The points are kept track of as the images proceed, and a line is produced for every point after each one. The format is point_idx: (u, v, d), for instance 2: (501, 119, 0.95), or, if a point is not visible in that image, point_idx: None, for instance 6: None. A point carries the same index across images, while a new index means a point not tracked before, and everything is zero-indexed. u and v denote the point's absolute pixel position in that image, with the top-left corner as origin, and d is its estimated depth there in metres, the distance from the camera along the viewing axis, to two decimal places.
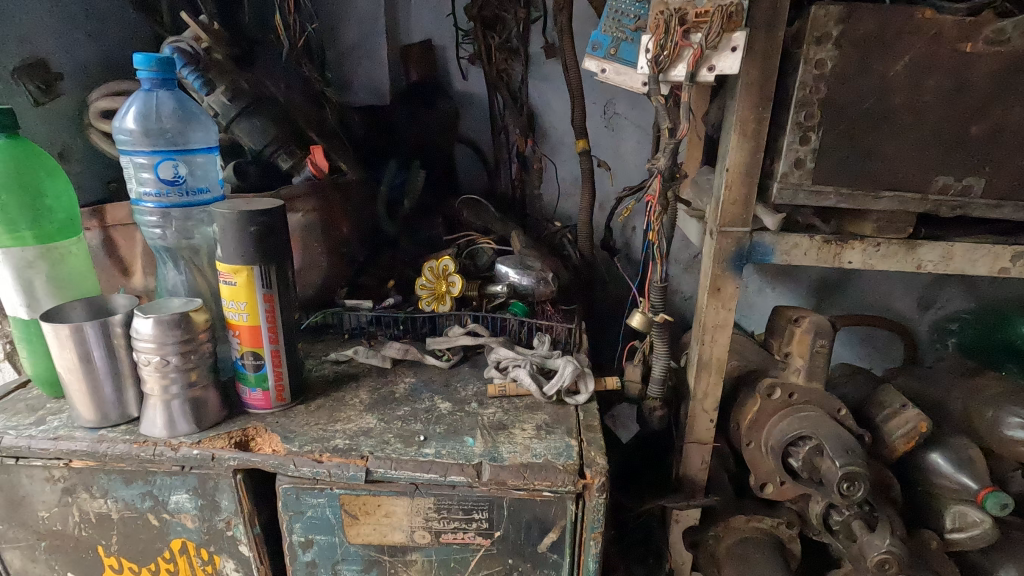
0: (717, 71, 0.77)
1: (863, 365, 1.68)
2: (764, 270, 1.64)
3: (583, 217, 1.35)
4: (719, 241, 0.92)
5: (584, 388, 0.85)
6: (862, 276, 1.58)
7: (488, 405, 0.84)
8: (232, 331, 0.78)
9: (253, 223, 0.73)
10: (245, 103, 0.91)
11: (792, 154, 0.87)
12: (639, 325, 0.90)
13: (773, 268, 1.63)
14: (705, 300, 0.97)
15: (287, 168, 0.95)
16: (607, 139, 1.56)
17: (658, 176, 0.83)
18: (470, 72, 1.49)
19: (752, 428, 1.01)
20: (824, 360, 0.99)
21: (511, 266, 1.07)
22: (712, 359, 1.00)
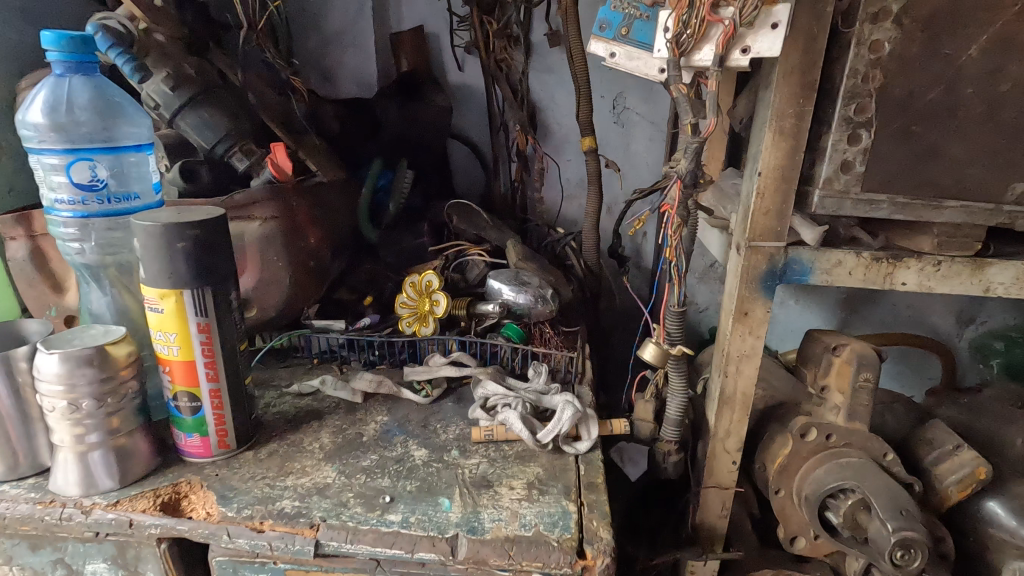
0: (753, 54, 0.63)
1: (903, 390, 1.53)
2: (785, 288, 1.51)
3: (588, 223, 1.21)
4: (748, 257, 0.78)
5: (586, 434, 0.72)
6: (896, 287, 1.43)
7: (471, 454, 0.70)
8: (162, 366, 0.65)
9: (182, 238, 0.60)
10: (191, 93, 0.77)
11: (838, 156, 0.73)
12: (654, 358, 0.77)
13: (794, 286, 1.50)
14: (729, 327, 0.83)
15: (243, 170, 0.82)
16: (615, 137, 1.42)
17: (676, 182, 0.70)
18: (466, 62, 1.36)
19: (783, 475, 0.87)
20: (867, 397, 0.85)
21: (504, 281, 0.93)
22: (737, 393, 0.86)
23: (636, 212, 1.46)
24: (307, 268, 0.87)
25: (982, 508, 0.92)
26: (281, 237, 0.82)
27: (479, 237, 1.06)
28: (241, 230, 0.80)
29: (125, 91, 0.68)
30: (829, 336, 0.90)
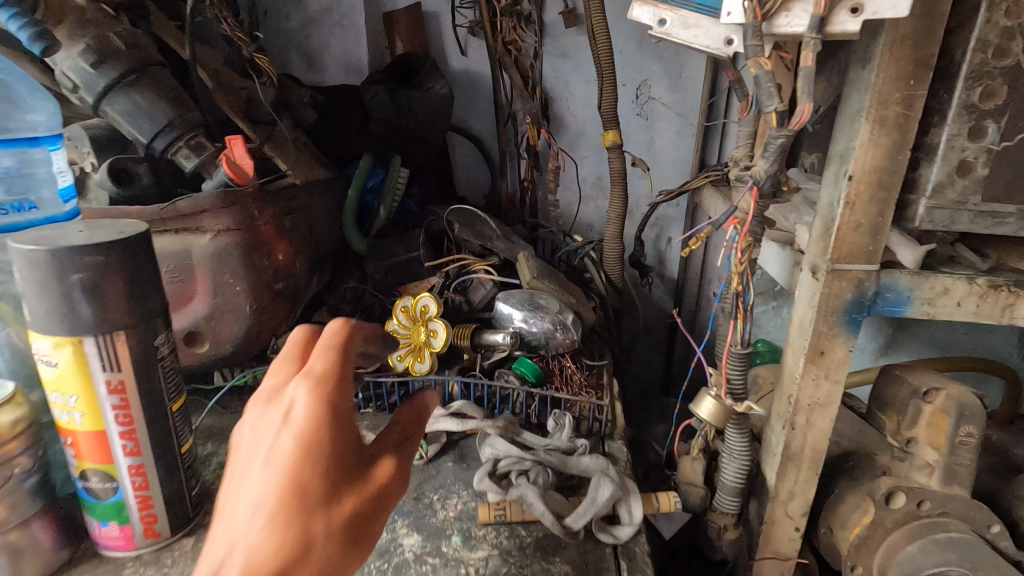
0: (866, 14, 0.45)
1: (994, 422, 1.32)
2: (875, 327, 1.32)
3: (610, 230, 1.04)
4: (829, 284, 0.61)
5: (627, 516, 0.55)
6: None
7: (478, 544, 0.54)
8: (64, 437, 0.49)
9: (77, 267, 0.43)
10: (119, 72, 0.60)
11: (955, 156, 0.56)
12: (713, 416, 0.59)
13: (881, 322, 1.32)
14: (799, 368, 0.66)
15: (191, 170, 0.65)
16: (638, 131, 1.25)
17: (750, 189, 0.52)
18: (470, 46, 1.19)
19: (860, 548, 0.70)
20: (968, 456, 0.68)
21: (515, 305, 0.77)
22: (805, 449, 0.69)
23: (663, 217, 1.30)
24: (272, 291, 0.70)
25: None
26: (237, 254, 0.66)
27: (484, 249, 0.89)
28: (189, 246, 0.64)
29: (22, 71, 0.54)
30: (915, 377, 0.73)
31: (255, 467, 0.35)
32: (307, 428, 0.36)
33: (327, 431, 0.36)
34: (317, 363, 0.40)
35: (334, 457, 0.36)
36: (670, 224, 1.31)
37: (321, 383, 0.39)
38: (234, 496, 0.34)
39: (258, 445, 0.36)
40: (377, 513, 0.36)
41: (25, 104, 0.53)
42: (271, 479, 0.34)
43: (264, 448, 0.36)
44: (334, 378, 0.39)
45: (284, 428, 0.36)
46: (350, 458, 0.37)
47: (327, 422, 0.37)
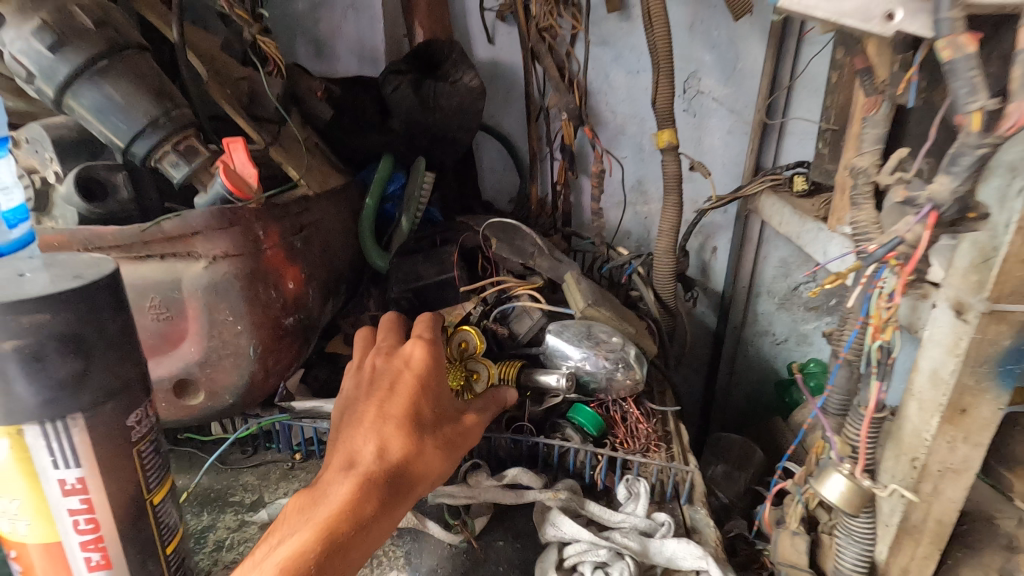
0: None
1: None
2: None
3: (661, 244, 0.92)
4: (982, 329, 0.49)
5: None
6: None
7: None
8: (8, 550, 0.36)
9: (12, 333, 0.31)
10: (87, 57, 0.47)
11: None
12: (844, 504, 0.46)
13: None
14: (930, 428, 0.53)
15: (180, 181, 0.52)
16: (685, 129, 1.12)
17: (926, 215, 0.38)
18: (498, 32, 1.06)
19: None
20: None
21: (569, 339, 0.64)
22: (929, 522, 0.57)
23: (711, 225, 1.17)
24: (281, 329, 0.58)
25: None
26: (237, 286, 0.53)
27: (526, 268, 0.77)
28: (179, 276, 0.52)
29: None
30: None
31: (381, 391, 0.45)
32: (424, 368, 0.47)
33: (436, 374, 0.47)
34: (420, 330, 0.51)
35: (439, 395, 0.47)
36: (717, 232, 1.18)
37: (428, 342, 0.49)
38: (365, 408, 0.45)
39: (381, 377, 0.47)
40: (466, 444, 0.47)
41: None
42: (395, 399, 0.44)
43: (386, 379, 0.46)
44: (435, 342, 0.50)
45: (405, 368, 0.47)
46: (445, 397, 0.48)
47: (435, 369, 0.48)
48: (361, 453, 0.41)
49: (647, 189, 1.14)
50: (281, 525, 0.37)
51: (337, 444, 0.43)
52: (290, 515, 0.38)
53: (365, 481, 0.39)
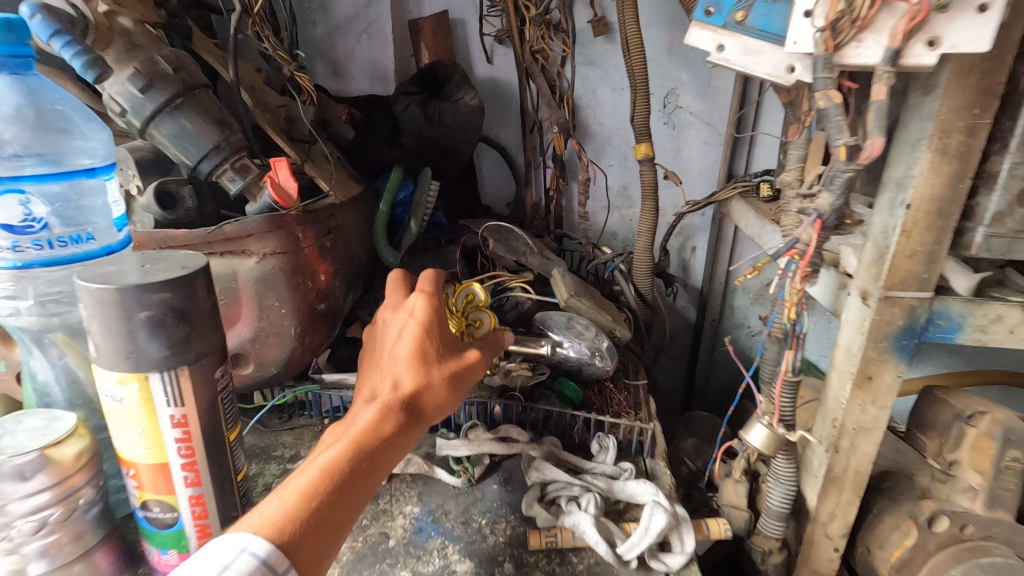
0: (945, 49, 0.44)
1: None
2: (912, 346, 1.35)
3: (641, 243, 1.04)
4: (881, 311, 0.61)
5: (679, 546, 0.56)
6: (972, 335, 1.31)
7: (531, 572, 0.54)
8: (126, 469, 0.49)
9: (143, 306, 0.43)
10: (167, 96, 0.59)
11: (1015, 185, 0.55)
12: (764, 446, 0.59)
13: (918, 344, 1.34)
14: (845, 392, 0.66)
15: (236, 193, 0.64)
16: (666, 140, 1.24)
17: (813, 222, 0.51)
18: (496, 54, 1.18)
19: (901, 571, 0.70)
20: (1016, 481, 0.68)
21: (554, 328, 0.77)
22: (848, 472, 0.69)
23: (690, 227, 1.30)
24: (314, 313, 0.70)
25: None
26: (282, 278, 0.66)
27: (519, 265, 0.89)
28: (234, 269, 0.64)
29: (71, 96, 0.52)
30: (958, 399, 0.73)
31: (393, 337, 0.53)
32: (428, 313, 0.53)
33: (439, 318, 0.54)
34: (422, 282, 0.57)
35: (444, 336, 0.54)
36: (696, 233, 1.30)
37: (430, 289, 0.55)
38: (382, 353, 0.53)
39: (393, 322, 0.54)
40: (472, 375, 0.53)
41: (73, 131, 0.52)
42: (404, 343, 0.52)
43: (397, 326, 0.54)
44: (436, 291, 0.55)
45: (408, 316, 0.53)
46: (450, 337, 0.54)
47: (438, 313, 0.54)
48: (379, 389, 0.49)
49: (631, 194, 1.26)
50: (321, 443, 0.47)
51: (364, 382, 0.52)
52: (328, 437, 0.47)
53: (383, 409, 0.48)
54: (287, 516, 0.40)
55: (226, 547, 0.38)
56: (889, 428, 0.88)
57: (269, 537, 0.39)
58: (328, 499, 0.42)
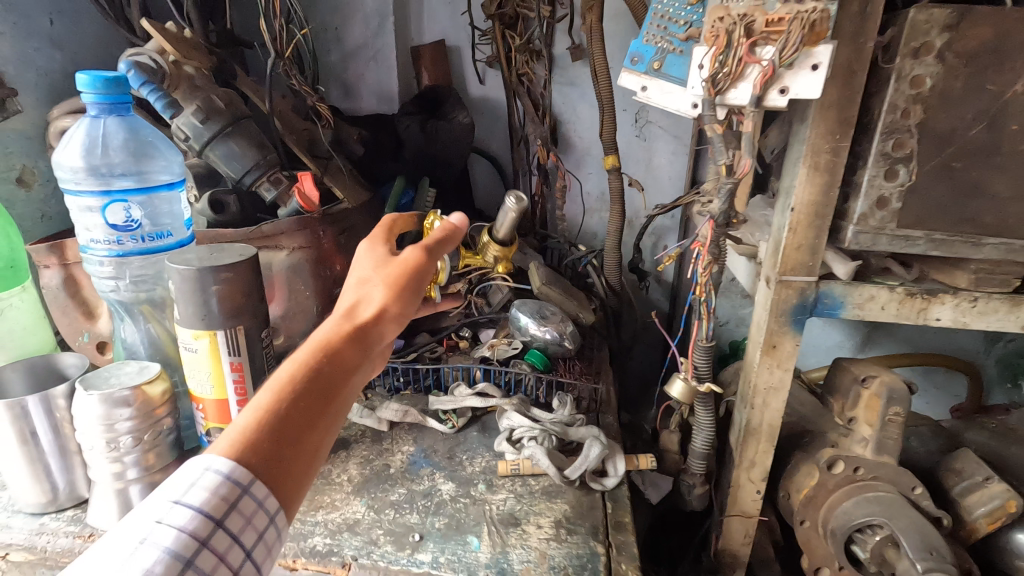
0: (791, 95, 0.60)
1: (952, 400, 1.54)
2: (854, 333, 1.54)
3: (611, 241, 1.21)
4: (778, 292, 0.77)
5: (613, 470, 0.73)
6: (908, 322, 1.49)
7: (498, 489, 0.71)
8: (196, 404, 0.66)
9: (216, 281, 0.60)
10: (220, 125, 0.77)
11: (874, 192, 0.71)
12: (681, 394, 0.77)
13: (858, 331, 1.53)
14: (756, 359, 0.82)
15: (271, 200, 0.82)
16: (637, 151, 1.40)
17: (708, 221, 0.69)
18: (487, 76, 1.35)
19: (809, 506, 0.87)
20: (898, 430, 0.84)
21: (528, 314, 0.93)
22: (764, 425, 0.85)
23: (661, 228, 1.46)
24: (332, 296, 0.87)
25: (1011, 540, 0.93)
26: (308, 268, 0.83)
27: None
28: (270, 260, 0.81)
29: (157, 129, 0.70)
30: (857, 366, 0.89)
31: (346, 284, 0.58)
32: (363, 252, 0.58)
33: (372, 251, 0.58)
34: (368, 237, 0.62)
35: (379, 259, 0.57)
36: (666, 234, 1.47)
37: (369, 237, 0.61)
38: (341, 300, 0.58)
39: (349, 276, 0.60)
40: (411, 274, 0.56)
41: (156, 155, 0.69)
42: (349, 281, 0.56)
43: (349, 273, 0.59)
44: (374, 235, 0.61)
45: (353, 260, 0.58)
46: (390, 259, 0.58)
47: (370, 249, 0.59)
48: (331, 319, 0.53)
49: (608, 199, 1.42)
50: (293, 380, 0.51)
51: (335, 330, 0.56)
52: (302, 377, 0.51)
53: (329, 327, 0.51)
54: (238, 433, 0.44)
55: (190, 466, 0.43)
56: (798, 382, 1.10)
57: (228, 452, 0.43)
58: (274, 407, 0.44)
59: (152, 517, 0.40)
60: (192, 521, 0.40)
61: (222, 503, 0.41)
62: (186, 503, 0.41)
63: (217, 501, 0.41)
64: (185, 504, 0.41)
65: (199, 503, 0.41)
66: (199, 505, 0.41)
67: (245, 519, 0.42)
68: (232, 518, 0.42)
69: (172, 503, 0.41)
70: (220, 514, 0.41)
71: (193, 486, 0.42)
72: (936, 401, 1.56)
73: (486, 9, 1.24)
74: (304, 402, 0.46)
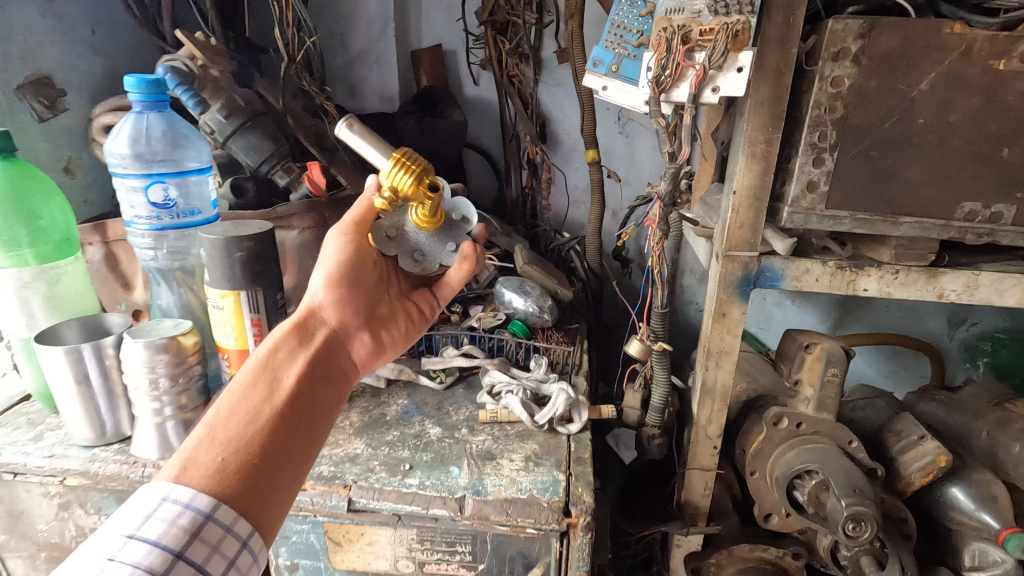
0: (722, 93, 0.72)
1: (919, 381, 1.64)
2: (826, 317, 1.64)
3: (592, 229, 1.33)
4: (725, 265, 0.88)
5: (577, 417, 0.84)
6: (876, 307, 1.59)
7: (478, 432, 0.83)
8: (221, 354, 0.79)
9: (239, 249, 0.72)
10: (241, 121, 0.89)
11: (805, 177, 0.82)
12: (637, 352, 0.89)
13: (831, 316, 1.63)
14: (709, 326, 0.93)
15: (285, 185, 0.94)
16: (619, 146, 1.50)
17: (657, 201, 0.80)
18: (481, 77, 1.47)
19: (757, 459, 0.98)
20: (836, 390, 0.95)
21: (512, 289, 1.03)
22: (717, 385, 0.96)
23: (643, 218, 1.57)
24: None
25: (944, 493, 1.03)
26: (316, 244, 0.95)
27: (490, 242, 1.18)
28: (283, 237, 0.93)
29: (190, 123, 0.82)
30: (802, 335, 1.00)
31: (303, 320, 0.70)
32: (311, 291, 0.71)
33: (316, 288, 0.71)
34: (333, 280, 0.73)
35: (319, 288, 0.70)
36: None
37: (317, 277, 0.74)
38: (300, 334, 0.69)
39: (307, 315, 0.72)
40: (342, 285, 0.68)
41: (188, 145, 0.82)
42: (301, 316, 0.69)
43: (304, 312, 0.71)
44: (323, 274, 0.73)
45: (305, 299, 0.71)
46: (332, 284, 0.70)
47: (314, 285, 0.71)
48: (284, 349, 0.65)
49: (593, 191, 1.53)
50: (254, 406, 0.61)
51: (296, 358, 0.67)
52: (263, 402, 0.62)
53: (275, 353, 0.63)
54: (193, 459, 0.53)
55: (144, 502, 0.51)
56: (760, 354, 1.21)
57: (182, 483, 0.51)
58: (222, 429, 0.55)
59: (105, 554, 0.47)
60: (152, 553, 0.48)
61: (179, 537, 0.49)
62: (139, 538, 0.49)
63: (169, 534, 0.49)
64: (139, 539, 0.48)
65: (154, 537, 0.49)
66: (156, 539, 0.49)
67: (204, 546, 0.50)
68: (193, 545, 0.49)
69: (127, 540, 0.48)
70: (177, 545, 0.49)
71: (148, 519, 0.50)
72: (903, 382, 1.65)
73: (479, 16, 1.35)
74: (250, 412, 0.57)
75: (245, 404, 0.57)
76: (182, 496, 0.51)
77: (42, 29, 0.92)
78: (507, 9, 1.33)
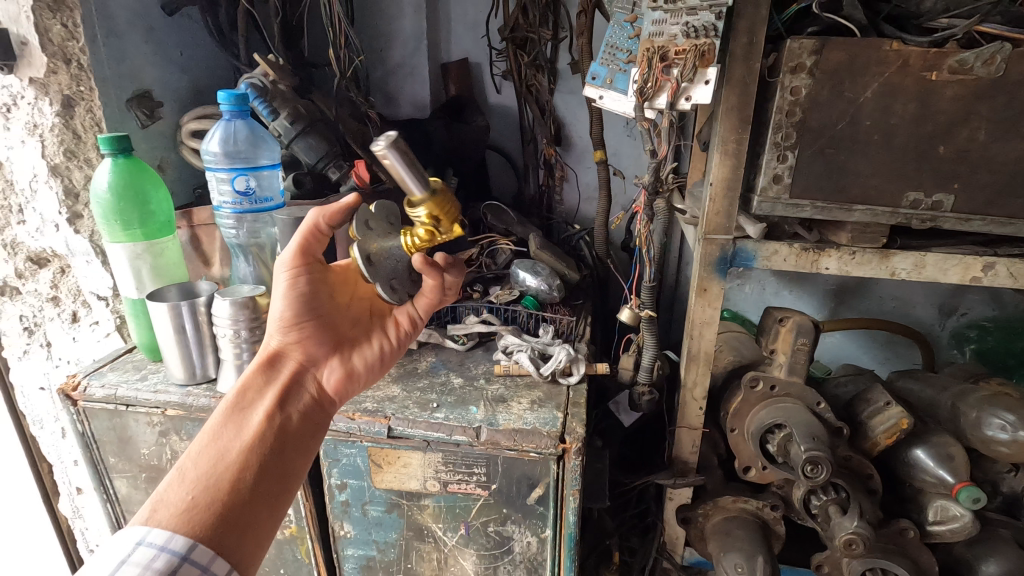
0: (693, 101, 0.88)
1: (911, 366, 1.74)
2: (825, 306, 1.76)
3: (599, 220, 1.49)
4: (705, 246, 1.04)
5: (576, 370, 1.00)
6: (870, 296, 1.70)
7: (494, 381, 1.00)
8: None
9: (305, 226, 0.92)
10: (303, 126, 1.09)
11: (771, 171, 0.97)
12: (628, 319, 1.05)
13: (828, 305, 1.75)
14: (692, 300, 1.08)
15: (336, 179, 1.13)
16: (627, 147, 1.66)
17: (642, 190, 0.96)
18: (503, 87, 1.64)
19: (736, 417, 1.12)
20: (806, 357, 1.09)
21: (526, 270, 1.19)
22: (701, 352, 1.11)
23: None
24: None
25: (910, 455, 1.15)
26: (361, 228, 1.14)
27: (507, 231, 1.36)
28: None
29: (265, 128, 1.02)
30: (777, 309, 1.12)
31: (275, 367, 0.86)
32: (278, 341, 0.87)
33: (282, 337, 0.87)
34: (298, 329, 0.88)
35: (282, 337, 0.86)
36: None
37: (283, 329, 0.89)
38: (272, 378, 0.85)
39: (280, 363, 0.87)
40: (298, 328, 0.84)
41: (264, 146, 1.02)
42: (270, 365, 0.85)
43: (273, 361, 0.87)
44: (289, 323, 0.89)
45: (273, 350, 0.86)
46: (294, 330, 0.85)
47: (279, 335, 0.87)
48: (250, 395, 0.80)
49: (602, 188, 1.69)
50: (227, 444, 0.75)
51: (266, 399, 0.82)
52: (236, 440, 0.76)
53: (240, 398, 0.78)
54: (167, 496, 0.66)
55: (122, 548, 0.61)
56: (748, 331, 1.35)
57: (155, 527, 0.62)
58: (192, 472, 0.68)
59: None
60: None
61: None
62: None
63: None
64: None
65: None
66: None
67: None
68: None
69: None
70: None
71: (123, 564, 0.60)
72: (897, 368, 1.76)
73: (502, 33, 1.53)
74: (217, 450, 0.71)
75: (213, 446, 0.71)
76: (154, 537, 0.62)
77: (144, 52, 1.14)
78: (525, 27, 1.50)
